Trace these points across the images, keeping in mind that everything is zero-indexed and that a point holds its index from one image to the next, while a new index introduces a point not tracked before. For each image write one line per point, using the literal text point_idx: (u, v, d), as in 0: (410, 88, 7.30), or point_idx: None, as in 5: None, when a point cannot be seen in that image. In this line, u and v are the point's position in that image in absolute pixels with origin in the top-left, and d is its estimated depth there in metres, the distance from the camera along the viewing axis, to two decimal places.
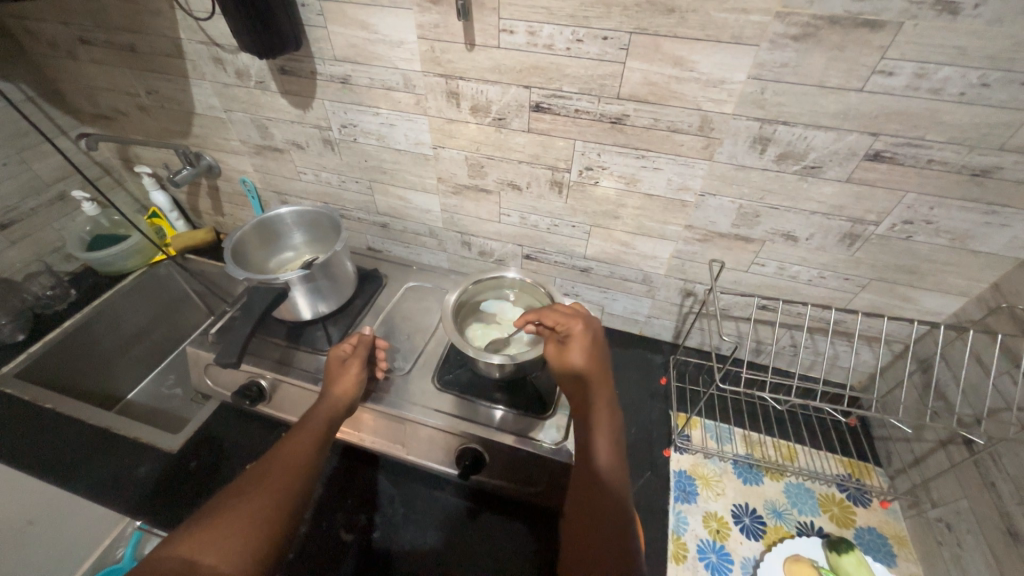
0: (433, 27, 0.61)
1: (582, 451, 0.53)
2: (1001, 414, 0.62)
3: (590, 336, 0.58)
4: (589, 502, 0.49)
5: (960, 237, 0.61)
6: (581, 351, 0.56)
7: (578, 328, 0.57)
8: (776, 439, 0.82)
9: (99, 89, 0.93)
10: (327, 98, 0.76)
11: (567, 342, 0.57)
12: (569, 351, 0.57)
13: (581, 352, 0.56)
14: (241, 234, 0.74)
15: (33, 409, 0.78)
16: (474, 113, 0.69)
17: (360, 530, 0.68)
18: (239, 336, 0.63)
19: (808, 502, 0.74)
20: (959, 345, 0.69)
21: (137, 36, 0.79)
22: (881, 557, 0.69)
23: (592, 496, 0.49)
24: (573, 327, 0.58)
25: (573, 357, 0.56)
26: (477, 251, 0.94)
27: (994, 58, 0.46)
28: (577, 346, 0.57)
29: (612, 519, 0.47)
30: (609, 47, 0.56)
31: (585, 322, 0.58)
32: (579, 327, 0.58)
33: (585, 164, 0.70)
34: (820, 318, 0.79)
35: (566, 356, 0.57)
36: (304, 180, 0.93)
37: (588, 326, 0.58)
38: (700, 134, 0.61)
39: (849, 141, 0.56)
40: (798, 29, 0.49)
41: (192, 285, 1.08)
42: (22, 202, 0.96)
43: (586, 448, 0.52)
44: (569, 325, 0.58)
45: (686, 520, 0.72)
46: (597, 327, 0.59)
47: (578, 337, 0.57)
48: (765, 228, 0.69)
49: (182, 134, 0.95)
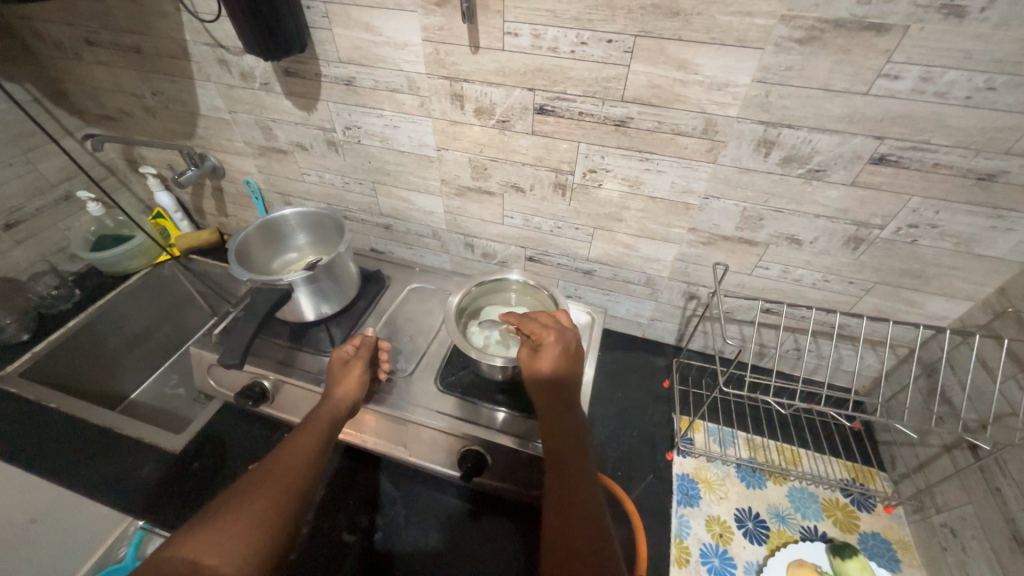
0: (437, 29, 0.62)
1: (553, 456, 0.52)
2: (1006, 419, 0.61)
3: (563, 346, 0.56)
4: (565, 504, 0.48)
5: (965, 241, 0.61)
6: (551, 359, 0.55)
7: (551, 337, 0.56)
8: (779, 443, 0.82)
9: (104, 90, 0.94)
10: (331, 100, 0.76)
11: (539, 350, 0.56)
12: (539, 359, 0.56)
13: (552, 361, 0.55)
14: (244, 235, 0.74)
15: (37, 409, 0.78)
16: (478, 116, 0.70)
17: (362, 531, 0.67)
18: (242, 337, 0.63)
19: (811, 507, 0.74)
20: (964, 349, 0.69)
21: (143, 38, 0.79)
22: (884, 563, 0.69)
23: (567, 499, 0.49)
24: (546, 335, 0.57)
25: (544, 364, 0.55)
26: (480, 253, 0.94)
27: (1000, 62, 0.46)
28: (548, 354, 0.55)
29: (589, 520, 0.47)
30: (614, 50, 0.56)
31: (559, 332, 0.57)
32: (552, 337, 0.56)
33: (588, 166, 0.70)
34: (823, 322, 0.79)
35: (536, 363, 0.55)
36: (307, 181, 0.94)
37: (562, 337, 0.57)
38: (704, 137, 0.61)
39: (853, 144, 0.56)
40: (804, 32, 0.49)
41: (195, 286, 1.09)
42: (27, 202, 0.97)
43: (558, 452, 0.53)
44: (542, 333, 0.57)
45: (688, 523, 0.72)
46: (571, 338, 0.58)
47: (550, 345, 0.55)
48: (769, 231, 0.69)
49: (186, 135, 0.95)
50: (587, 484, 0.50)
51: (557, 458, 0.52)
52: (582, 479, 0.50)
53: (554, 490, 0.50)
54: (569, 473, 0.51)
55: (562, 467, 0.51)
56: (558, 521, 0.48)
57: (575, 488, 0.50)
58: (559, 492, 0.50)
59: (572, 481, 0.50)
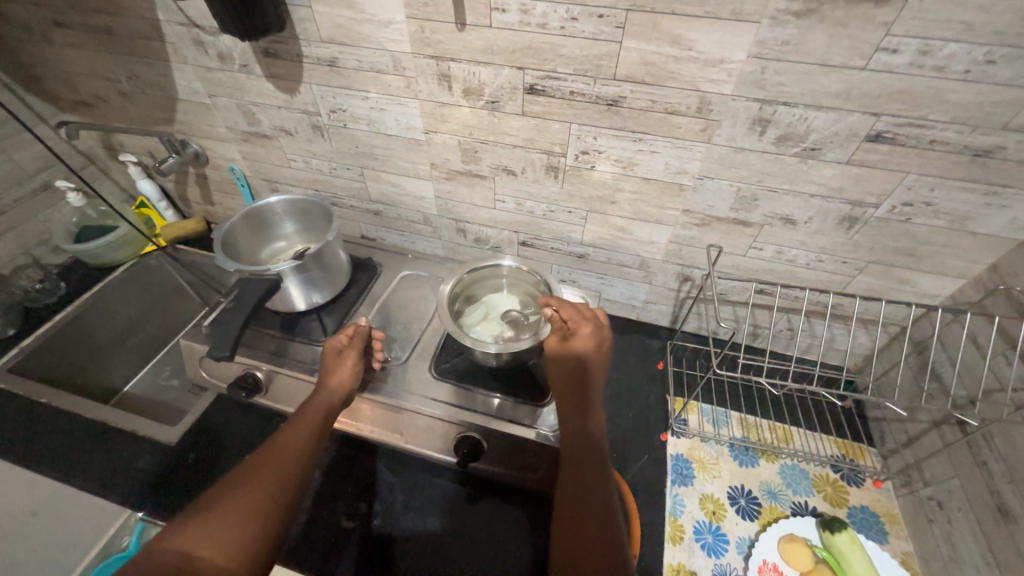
0: (421, 5, 0.59)
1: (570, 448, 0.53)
2: (995, 395, 0.62)
3: (596, 343, 0.54)
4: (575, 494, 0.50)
5: (959, 219, 0.60)
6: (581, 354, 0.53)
7: (586, 329, 0.54)
8: (772, 422, 0.83)
9: (77, 75, 0.90)
10: (315, 82, 0.73)
11: (569, 342, 0.54)
12: (566, 353, 0.54)
13: (580, 356, 0.53)
14: (229, 225, 0.72)
15: (29, 403, 0.77)
16: (466, 96, 0.67)
17: (361, 517, 0.68)
18: (232, 329, 0.62)
19: (802, 483, 0.75)
20: (955, 327, 0.69)
21: (115, 18, 0.76)
22: (872, 534, 0.71)
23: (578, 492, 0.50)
24: (582, 327, 0.55)
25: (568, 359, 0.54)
26: (473, 237, 0.93)
27: (1001, 34, 0.45)
28: (577, 348, 0.54)
29: (598, 521, 0.48)
30: (605, 26, 0.54)
31: (595, 327, 0.55)
32: (587, 330, 0.54)
33: (581, 148, 0.68)
34: (817, 302, 0.79)
35: (561, 356, 0.54)
36: (294, 167, 0.91)
37: (598, 332, 0.55)
38: (699, 116, 0.59)
39: (850, 121, 0.55)
40: (801, 4, 0.47)
41: (184, 277, 1.06)
42: (5, 193, 0.94)
43: (571, 446, 0.53)
44: (578, 324, 0.55)
45: (682, 502, 0.73)
46: (606, 336, 0.55)
47: (582, 339, 0.54)
48: (763, 212, 0.68)
49: (166, 121, 0.92)
50: (600, 485, 0.50)
51: (573, 452, 0.52)
52: (593, 474, 0.50)
53: (565, 483, 0.51)
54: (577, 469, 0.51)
55: (576, 461, 0.52)
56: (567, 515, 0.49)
57: (585, 490, 0.50)
58: (569, 486, 0.51)
59: (583, 474, 0.51)
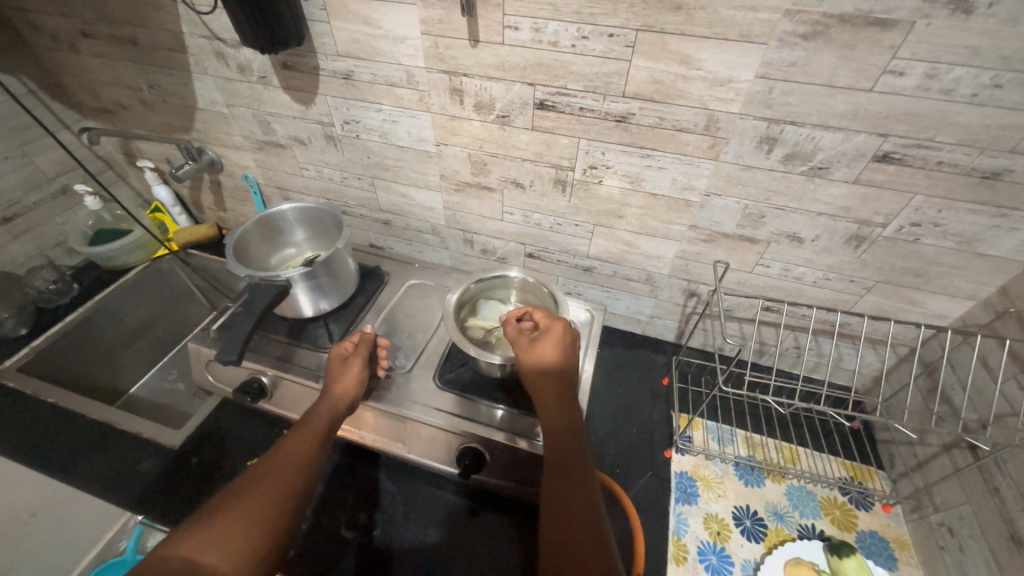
0: (436, 22, 0.61)
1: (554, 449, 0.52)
2: (1006, 419, 0.61)
3: (569, 338, 0.58)
4: (563, 494, 0.49)
5: (968, 240, 0.60)
6: (554, 346, 0.56)
7: (558, 326, 0.58)
8: (778, 442, 0.82)
9: (101, 83, 0.93)
10: (330, 94, 0.75)
11: (543, 338, 0.57)
12: (542, 346, 0.56)
13: (555, 348, 0.56)
14: (242, 231, 0.74)
15: (36, 403, 0.78)
16: (477, 110, 0.69)
17: (361, 528, 0.67)
18: (241, 334, 0.62)
19: (809, 505, 0.74)
20: (965, 349, 0.68)
21: (140, 30, 0.79)
22: (882, 561, 0.69)
23: (568, 496, 0.48)
24: (554, 325, 0.58)
25: (545, 352, 0.56)
26: (480, 249, 0.94)
27: (1007, 59, 0.45)
28: (552, 342, 0.57)
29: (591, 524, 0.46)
30: (615, 45, 0.56)
31: (566, 324, 0.59)
32: (559, 326, 0.58)
33: (589, 162, 0.69)
34: (824, 320, 0.79)
35: (539, 350, 0.56)
36: (307, 176, 0.93)
37: (569, 328, 0.58)
38: (706, 133, 0.60)
39: (857, 141, 0.55)
40: (808, 27, 0.48)
41: (195, 281, 1.08)
42: (24, 196, 0.96)
43: (557, 447, 0.52)
44: (550, 323, 0.58)
45: (686, 521, 0.72)
46: (575, 332, 0.59)
47: (556, 334, 0.57)
48: (770, 229, 0.69)
49: (184, 129, 0.94)
50: (587, 486, 0.49)
51: (559, 454, 0.51)
52: (582, 484, 0.49)
53: (553, 486, 0.50)
54: (565, 472, 0.50)
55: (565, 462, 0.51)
56: (552, 518, 0.47)
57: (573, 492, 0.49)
58: (558, 495, 0.49)
59: (572, 481, 0.49)
